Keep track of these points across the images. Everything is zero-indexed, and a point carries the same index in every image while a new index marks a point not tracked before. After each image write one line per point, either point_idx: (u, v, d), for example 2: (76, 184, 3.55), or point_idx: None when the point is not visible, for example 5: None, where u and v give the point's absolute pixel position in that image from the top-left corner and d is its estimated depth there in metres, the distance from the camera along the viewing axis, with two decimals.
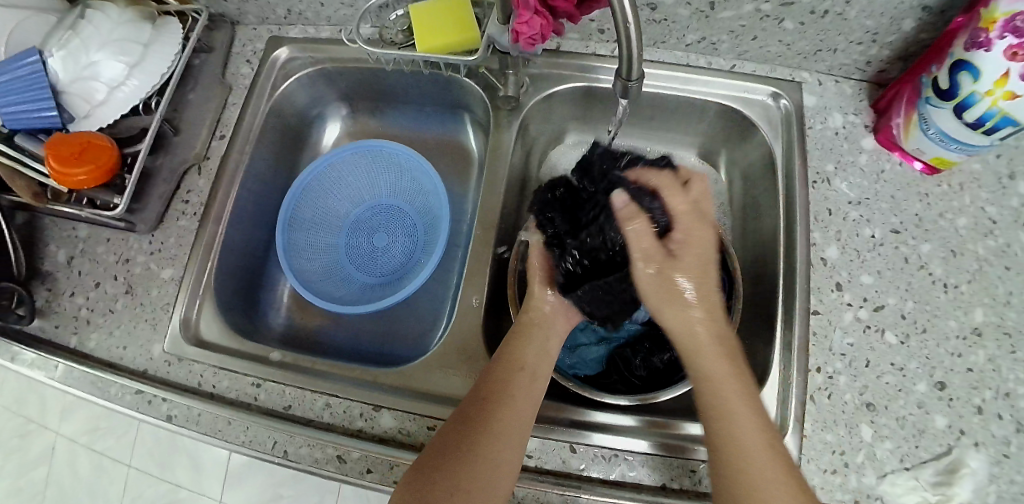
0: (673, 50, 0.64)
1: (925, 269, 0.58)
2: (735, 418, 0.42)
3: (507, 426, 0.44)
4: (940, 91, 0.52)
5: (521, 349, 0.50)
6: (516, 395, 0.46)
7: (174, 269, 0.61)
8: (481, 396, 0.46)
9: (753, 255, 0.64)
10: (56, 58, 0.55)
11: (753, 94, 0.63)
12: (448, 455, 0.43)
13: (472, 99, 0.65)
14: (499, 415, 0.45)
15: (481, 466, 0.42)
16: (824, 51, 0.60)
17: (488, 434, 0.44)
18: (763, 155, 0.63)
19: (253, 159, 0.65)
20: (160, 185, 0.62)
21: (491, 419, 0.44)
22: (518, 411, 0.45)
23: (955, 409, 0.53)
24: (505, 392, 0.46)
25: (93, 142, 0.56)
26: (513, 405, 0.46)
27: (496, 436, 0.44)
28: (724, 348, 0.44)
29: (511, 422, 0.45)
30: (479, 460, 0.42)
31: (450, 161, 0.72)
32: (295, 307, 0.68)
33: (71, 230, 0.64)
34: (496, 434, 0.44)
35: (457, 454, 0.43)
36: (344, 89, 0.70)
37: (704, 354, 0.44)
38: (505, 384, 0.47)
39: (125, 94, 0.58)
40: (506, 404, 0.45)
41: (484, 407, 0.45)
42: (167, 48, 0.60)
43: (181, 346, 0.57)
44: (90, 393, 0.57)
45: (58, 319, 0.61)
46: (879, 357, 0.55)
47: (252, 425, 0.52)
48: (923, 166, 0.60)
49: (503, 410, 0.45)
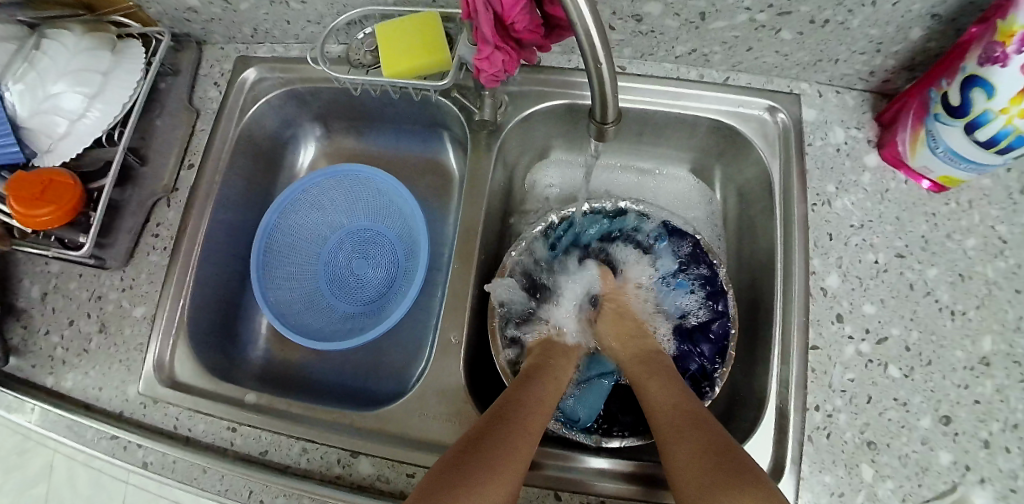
0: (662, 62, 0.60)
1: (931, 295, 0.54)
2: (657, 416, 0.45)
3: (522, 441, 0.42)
4: (951, 107, 0.48)
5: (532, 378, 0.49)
6: (532, 412, 0.45)
7: (146, 307, 0.59)
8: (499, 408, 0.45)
9: (748, 278, 0.61)
10: (13, 93, 0.52)
11: (749, 109, 0.59)
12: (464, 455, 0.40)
13: (450, 118, 0.62)
14: (517, 428, 0.43)
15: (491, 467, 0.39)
16: (824, 61, 0.56)
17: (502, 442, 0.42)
18: (760, 173, 0.60)
19: (225, 188, 0.62)
20: (129, 219, 0.60)
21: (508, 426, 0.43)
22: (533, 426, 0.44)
23: (960, 445, 0.51)
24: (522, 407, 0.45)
25: (53, 180, 0.53)
26: (526, 419, 0.44)
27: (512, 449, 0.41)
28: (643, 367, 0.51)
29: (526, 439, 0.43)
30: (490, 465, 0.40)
31: (431, 181, 0.69)
32: (275, 338, 0.66)
33: (43, 266, 0.63)
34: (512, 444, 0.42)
35: (474, 454, 0.40)
36: (318, 109, 0.67)
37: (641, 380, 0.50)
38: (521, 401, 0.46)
39: (87, 126, 0.55)
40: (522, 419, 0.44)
41: (501, 418, 0.44)
42: (129, 76, 0.57)
43: (154, 388, 0.55)
44: (66, 438, 0.55)
45: (32, 359, 0.60)
46: (881, 391, 0.52)
47: (227, 473, 0.51)
48: (931, 185, 0.57)
49: (520, 424, 0.44)
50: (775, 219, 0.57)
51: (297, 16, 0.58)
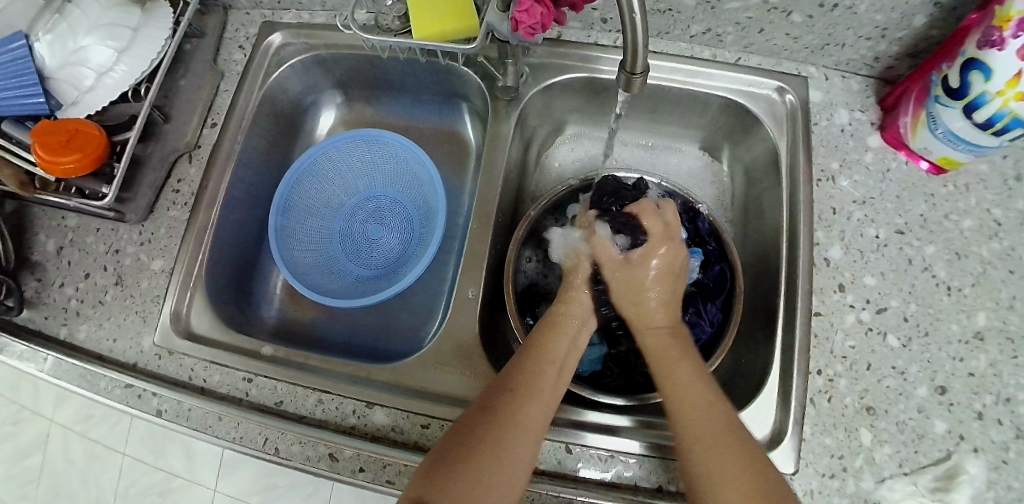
0: (677, 42, 0.62)
1: (929, 270, 0.57)
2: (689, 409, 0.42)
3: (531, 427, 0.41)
4: (951, 90, 0.50)
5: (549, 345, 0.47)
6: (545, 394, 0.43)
7: (164, 261, 0.59)
8: (508, 388, 0.43)
9: (754, 253, 0.63)
10: (42, 42, 0.54)
11: (759, 89, 0.61)
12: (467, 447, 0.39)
13: (470, 88, 0.63)
14: (527, 413, 0.42)
15: (502, 467, 0.39)
16: (832, 45, 0.59)
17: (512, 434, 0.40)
18: (767, 151, 0.62)
19: (246, 149, 0.63)
20: (151, 175, 0.60)
21: (518, 418, 0.41)
22: (542, 408, 0.43)
23: (955, 414, 0.53)
24: (534, 390, 0.43)
25: (82, 130, 0.54)
26: (537, 403, 0.43)
27: (520, 443, 0.40)
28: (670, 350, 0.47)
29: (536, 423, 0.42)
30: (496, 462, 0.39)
31: (447, 152, 0.70)
32: (288, 299, 0.67)
33: (60, 219, 0.63)
34: (519, 434, 0.40)
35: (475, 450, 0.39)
36: (340, 76, 0.68)
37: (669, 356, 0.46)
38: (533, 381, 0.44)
39: (114, 80, 0.56)
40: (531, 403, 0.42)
41: (510, 405, 0.42)
42: (157, 33, 0.58)
43: (170, 339, 0.56)
44: (78, 386, 0.56)
45: (46, 309, 0.60)
46: (880, 360, 0.54)
47: (243, 421, 0.51)
48: (929, 166, 0.59)
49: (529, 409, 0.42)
50: (782, 195, 0.59)
51: None
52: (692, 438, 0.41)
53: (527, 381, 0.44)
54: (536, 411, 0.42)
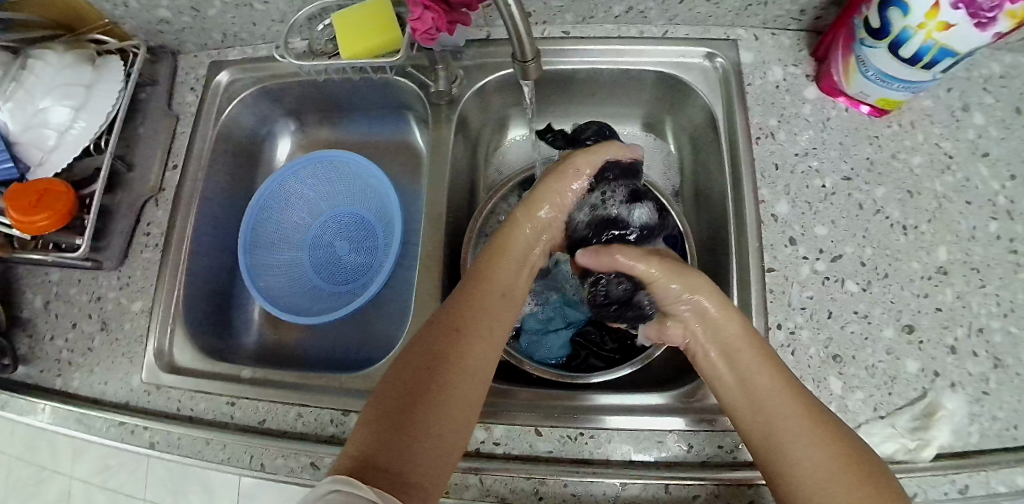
0: (603, 24, 0.62)
1: (882, 213, 0.57)
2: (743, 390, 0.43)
3: (463, 372, 0.41)
4: (873, 31, 0.51)
5: (481, 290, 0.46)
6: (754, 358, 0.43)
7: (143, 301, 0.62)
8: (433, 334, 0.43)
9: (707, 221, 0.63)
10: (5, 111, 0.57)
11: (689, 58, 0.61)
12: (406, 402, 0.38)
13: (411, 98, 0.65)
14: (462, 353, 0.42)
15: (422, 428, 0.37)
16: (754, 5, 0.59)
17: (447, 384, 0.40)
18: (706, 117, 0.62)
19: (207, 186, 0.66)
20: (120, 221, 0.63)
21: (442, 365, 0.40)
22: (478, 361, 0.42)
23: (926, 352, 0.53)
24: (462, 339, 0.42)
25: (51, 187, 0.58)
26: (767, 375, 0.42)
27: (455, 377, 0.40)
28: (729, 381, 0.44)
29: (467, 367, 0.41)
30: (430, 404, 0.38)
31: (401, 162, 0.72)
32: (266, 323, 0.69)
33: (44, 276, 0.66)
34: (452, 375, 0.40)
35: (416, 394, 0.38)
36: (291, 104, 0.71)
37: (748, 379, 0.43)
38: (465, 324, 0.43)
39: (74, 136, 0.59)
40: (462, 351, 0.42)
41: (443, 348, 0.41)
42: (110, 86, 0.62)
43: (155, 375, 0.59)
44: (75, 430, 0.58)
45: (41, 363, 0.63)
46: (841, 306, 0.54)
47: (229, 442, 0.54)
48: (870, 109, 0.59)
49: (462, 349, 0.42)
50: (725, 158, 0.59)
51: (262, 17, 0.62)
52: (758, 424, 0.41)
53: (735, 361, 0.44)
54: (471, 357, 0.42)
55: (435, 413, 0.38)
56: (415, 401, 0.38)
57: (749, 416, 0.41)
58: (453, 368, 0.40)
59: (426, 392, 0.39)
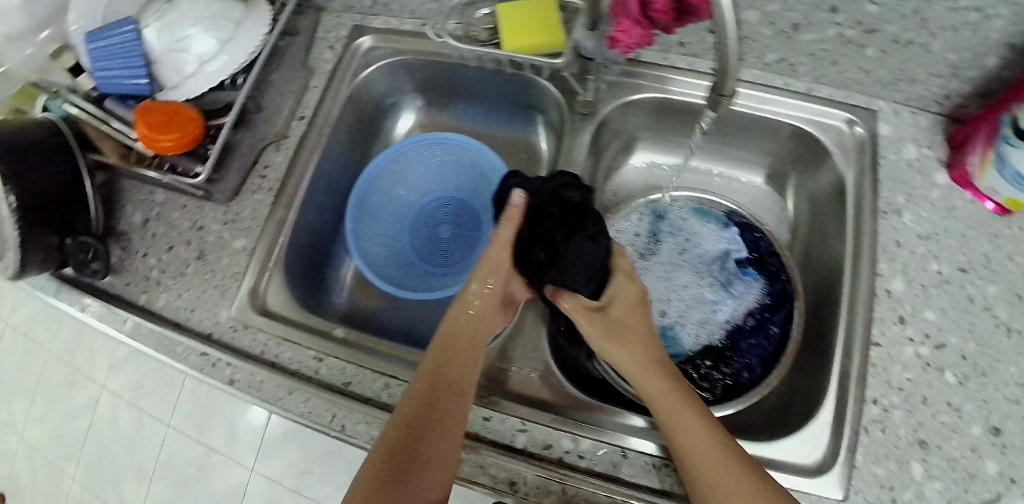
0: (751, 69, 0.63)
1: (990, 311, 0.57)
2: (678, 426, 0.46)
3: (450, 421, 0.45)
4: (1019, 131, 0.50)
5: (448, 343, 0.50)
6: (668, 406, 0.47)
7: (246, 240, 0.62)
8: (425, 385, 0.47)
9: (816, 283, 0.64)
10: (152, 29, 0.57)
11: (830, 119, 0.62)
12: (406, 440, 0.43)
13: (547, 101, 0.65)
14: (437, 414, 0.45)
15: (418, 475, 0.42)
16: (902, 81, 0.59)
17: (416, 431, 0.44)
18: (833, 182, 0.63)
19: (329, 142, 0.66)
20: (240, 159, 0.63)
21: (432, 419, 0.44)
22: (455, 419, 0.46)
23: (1006, 456, 0.53)
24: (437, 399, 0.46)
25: (180, 112, 0.58)
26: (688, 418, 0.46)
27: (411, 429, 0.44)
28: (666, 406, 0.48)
29: (452, 417, 0.46)
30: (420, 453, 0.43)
31: (517, 160, 0.72)
32: (357, 288, 0.70)
33: (149, 194, 0.66)
34: (441, 421, 0.45)
35: (417, 446, 0.43)
36: (422, 81, 0.71)
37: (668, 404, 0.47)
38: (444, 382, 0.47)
39: (214, 69, 0.60)
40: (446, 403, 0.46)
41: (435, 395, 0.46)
42: (258, 27, 0.62)
43: (246, 313, 0.59)
44: (155, 349, 0.59)
45: (128, 276, 0.64)
46: (937, 394, 0.55)
47: (312, 397, 0.54)
48: (995, 206, 0.59)
49: (440, 416, 0.45)
50: (847, 226, 0.59)
51: None
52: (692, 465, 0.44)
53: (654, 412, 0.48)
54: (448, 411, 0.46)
55: (429, 457, 0.43)
56: (414, 450, 0.43)
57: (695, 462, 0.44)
58: (443, 414, 0.45)
59: (421, 442, 0.43)
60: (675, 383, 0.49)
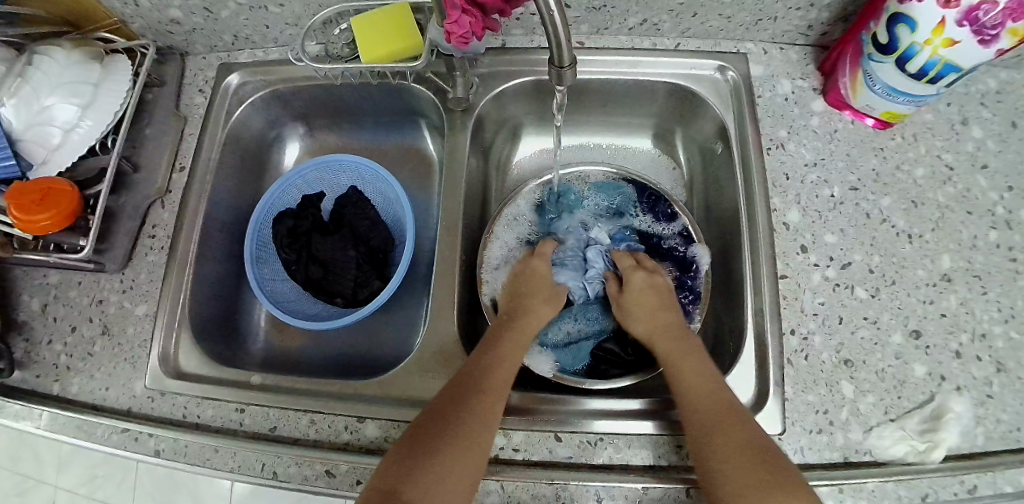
0: (618, 35, 0.65)
1: (888, 222, 0.59)
2: (693, 398, 0.48)
3: (492, 401, 0.47)
4: (881, 46, 0.53)
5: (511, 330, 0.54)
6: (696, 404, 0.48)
7: (148, 305, 0.61)
8: (463, 380, 0.49)
9: (721, 228, 0.65)
10: (9, 107, 0.55)
11: (701, 70, 0.64)
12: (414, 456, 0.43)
13: (425, 104, 0.65)
14: (483, 406, 0.47)
15: (449, 456, 0.43)
16: (764, 20, 0.62)
17: (471, 410, 0.46)
18: (716, 127, 0.65)
19: (216, 190, 0.66)
20: (126, 223, 0.62)
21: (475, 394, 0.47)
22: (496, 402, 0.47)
23: (932, 356, 0.54)
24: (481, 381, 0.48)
25: (54, 187, 0.55)
26: (700, 418, 0.47)
27: (483, 396, 0.47)
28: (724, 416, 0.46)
29: (497, 398, 0.48)
30: (457, 434, 0.44)
31: (412, 168, 0.73)
32: (273, 330, 0.69)
33: (43, 278, 0.64)
34: (485, 401, 0.47)
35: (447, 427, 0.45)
36: (300, 109, 0.71)
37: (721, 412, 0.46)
38: (494, 361, 0.50)
39: (80, 135, 0.58)
40: (492, 374, 0.49)
41: (479, 378, 0.48)
42: (118, 85, 0.60)
43: (161, 380, 0.57)
44: (77, 437, 0.56)
45: (37, 368, 0.61)
46: (852, 312, 0.55)
47: (239, 450, 0.53)
48: (874, 122, 0.61)
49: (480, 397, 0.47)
50: (737, 170, 0.61)
51: (276, 20, 0.62)
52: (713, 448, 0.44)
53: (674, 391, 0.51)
54: (498, 377, 0.49)
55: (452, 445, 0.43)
56: (448, 427, 0.45)
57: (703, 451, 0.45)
58: (486, 395, 0.47)
59: (455, 421, 0.45)
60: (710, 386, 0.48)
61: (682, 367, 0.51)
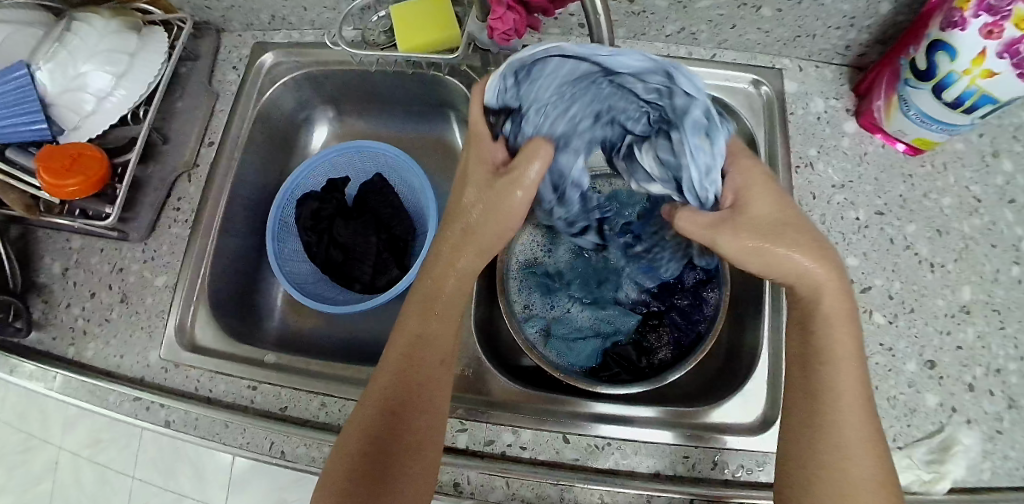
0: (654, 41, 0.65)
1: (912, 249, 0.58)
2: (846, 397, 0.41)
3: (430, 410, 0.44)
4: (919, 72, 0.52)
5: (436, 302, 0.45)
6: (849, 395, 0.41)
7: (167, 277, 0.61)
8: (388, 389, 0.44)
9: None
10: (44, 71, 0.55)
11: (735, 83, 0.65)
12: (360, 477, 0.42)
13: (457, 97, 0.66)
14: (419, 412, 0.44)
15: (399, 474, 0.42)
16: (803, 37, 0.61)
17: (411, 423, 0.43)
18: (747, 141, 0.65)
19: (242, 167, 0.66)
20: (152, 194, 0.63)
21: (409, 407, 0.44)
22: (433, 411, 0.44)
23: (945, 387, 0.54)
24: (409, 394, 0.44)
25: (82, 154, 0.56)
26: (846, 420, 0.40)
27: (415, 407, 0.44)
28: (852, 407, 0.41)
29: (434, 404, 0.45)
30: (401, 454, 0.43)
31: (437, 160, 0.74)
32: (289, 310, 0.69)
33: (65, 242, 0.65)
34: (421, 411, 0.44)
35: (388, 445, 0.43)
36: (331, 92, 0.71)
37: (846, 403, 0.41)
38: (415, 362, 0.45)
39: (112, 105, 0.58)
40: (419, 379, 0.44)
41: (405, 384, 0.44)
42: (153, 58, 0.61)
43: (176, 352, 0.58)
44: (88, 401, 0.57)
45: (54, 330, 0.61)
46: (868, 338, 0.55)
47: (249, 427, 0.53)
48: (906, 147, 0.61)
49: (419, 406, 0.44)
50: None
51: (313, 3, 0.62)
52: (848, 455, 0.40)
53: (807, 367, 0.42)
54: (426, 376, 0.45)
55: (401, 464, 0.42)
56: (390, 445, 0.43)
57: (842, 466, 0.40)
58: (420, 407, 0.44)
59: (395, 442, 0.43)
60: (854, 373, 0.42)
61: (836, 344, 0.42)
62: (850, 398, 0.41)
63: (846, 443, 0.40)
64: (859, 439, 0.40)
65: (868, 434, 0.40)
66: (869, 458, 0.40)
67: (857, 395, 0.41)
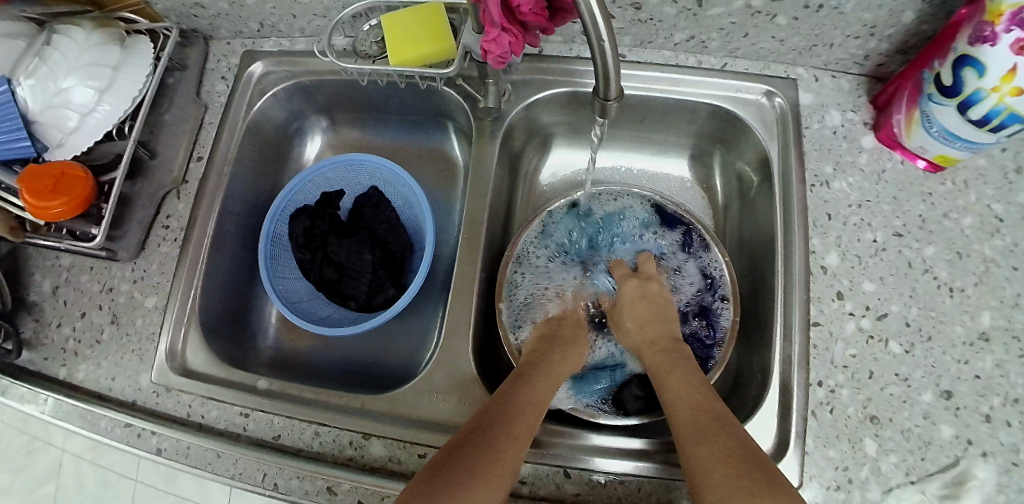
0: (661, 49, 0.62)
1: (930, 272, 0.56)
2: (679, 409, 0.47)
3: (521, 428, 0.45)
4: (943, 87, 0.49)
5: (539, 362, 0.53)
6: (680, 408, 0.47)
7: (157, 297, 0.60)
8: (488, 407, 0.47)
9: (751, 260, 0.63)
10: (26, 88, 0.53)
11: (747, 94, 0.61)
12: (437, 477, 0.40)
13: (454, 108, 0.63)
14: (512, 430, 0.44)
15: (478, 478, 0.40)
16: (819, 46, 0.58)
17: (500, 433, 0.44)
18: (759, 155, 0.62)
19: (233, 182, 0.64)
20: (140, 211, 0.61)
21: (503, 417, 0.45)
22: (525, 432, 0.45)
23: (962, 419, 0.51)
24: (503, 406, 0.46)
25: (68, 172, 0.54)
26: (685, 426, 0.45)
27: (511, 424, 0.45)
28: (701, 414, 0.46)
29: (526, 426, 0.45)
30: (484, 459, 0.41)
31: (435, 172, 0.71)
32: (284, 328, 0.68)
33: (55, 260, 0.63)
34: (515, 428, 0.44)
35: (474, 449, 0.42)
36: (325, 102, 0.69)
37: (692, 414, 0.46)
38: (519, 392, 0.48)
39: (97, 121, 0.55)
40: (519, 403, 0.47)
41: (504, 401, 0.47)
42: (137, 70, 0.58)
43: (167, 377, 0.56)
44: (78, 427, 0.56)
45: (44, 351, 0.60)
46: (882, 367, 0.53)
47: (242, 457, 0.52)
48: (926, 164, 0.58)
49: (513, 421, 0.45)
50: (776, 199, 0.59)
51: (303, 10, 0.60)
52: (696, 452, 0.43)
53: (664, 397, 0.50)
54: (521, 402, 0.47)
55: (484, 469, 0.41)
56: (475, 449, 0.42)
57: (689, 462, 0.43)
58: (515, 421, 0.45)
59: (483, 445, 0.42)
60: (694, 394, 0.48)
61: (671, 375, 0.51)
62: (690, 407, 0.47)
63: (686, 449, 0.44)
64: (704, 440, 0.43)
65: (718, 435, 0.43)
66: (718, 452, 0.42)
67: (693, 408, 0.46)
